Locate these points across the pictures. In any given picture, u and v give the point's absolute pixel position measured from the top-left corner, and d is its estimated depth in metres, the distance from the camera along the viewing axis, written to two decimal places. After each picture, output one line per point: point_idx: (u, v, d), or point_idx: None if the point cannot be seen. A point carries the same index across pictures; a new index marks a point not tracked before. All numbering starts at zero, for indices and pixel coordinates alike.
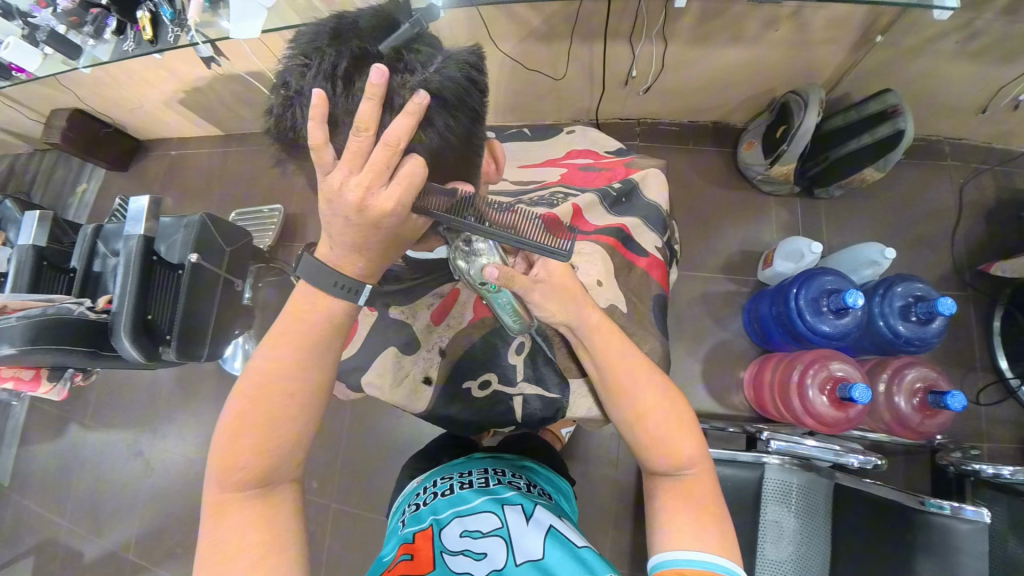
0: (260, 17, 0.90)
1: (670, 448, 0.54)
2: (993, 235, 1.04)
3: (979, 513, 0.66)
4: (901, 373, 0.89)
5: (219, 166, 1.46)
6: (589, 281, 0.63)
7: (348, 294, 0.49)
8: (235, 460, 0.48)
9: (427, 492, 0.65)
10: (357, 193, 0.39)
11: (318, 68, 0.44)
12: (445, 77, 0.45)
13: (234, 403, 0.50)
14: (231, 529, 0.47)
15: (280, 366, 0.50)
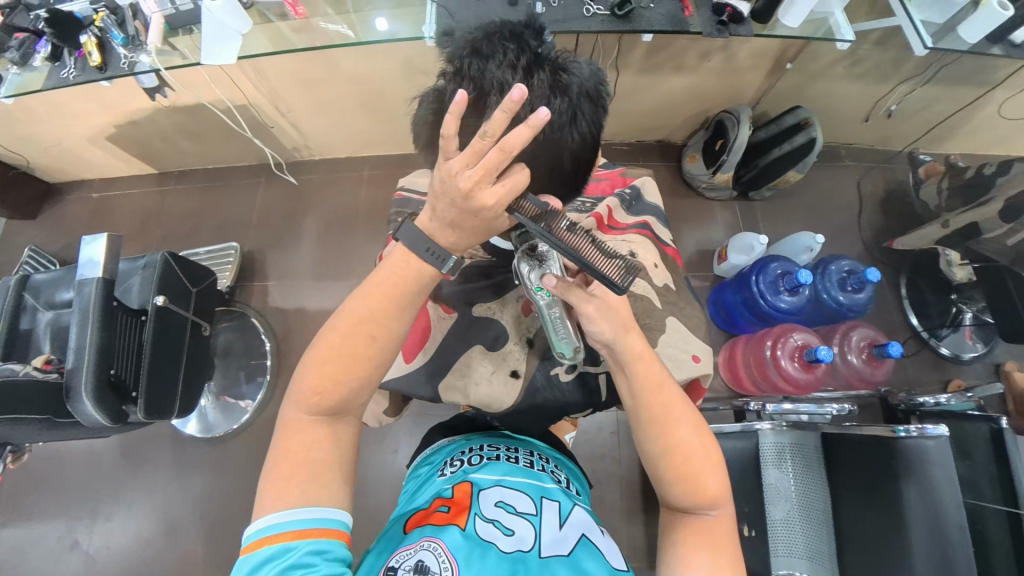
0: (238, 41, 0.91)
1: (699, 487, 0.52)
2: (884, 220, 1.29)
3: (939, 430, 0.81)
4: (848, 335, 1.07)
5: (156, 207, 1.33)
6: (647, 264, 0.69)
7: (436, 261, 0.54)
8: (317, 387, 0.51)
9: (474, 451, 0.65)
10: (468, 183, 0.45)
11: (496, 60, 0.50)
12: (592, 74, 0.54)
13: (323, 336, 0.53)
14: (298, 447, 0.50)
15: (369, 310, 0.53)
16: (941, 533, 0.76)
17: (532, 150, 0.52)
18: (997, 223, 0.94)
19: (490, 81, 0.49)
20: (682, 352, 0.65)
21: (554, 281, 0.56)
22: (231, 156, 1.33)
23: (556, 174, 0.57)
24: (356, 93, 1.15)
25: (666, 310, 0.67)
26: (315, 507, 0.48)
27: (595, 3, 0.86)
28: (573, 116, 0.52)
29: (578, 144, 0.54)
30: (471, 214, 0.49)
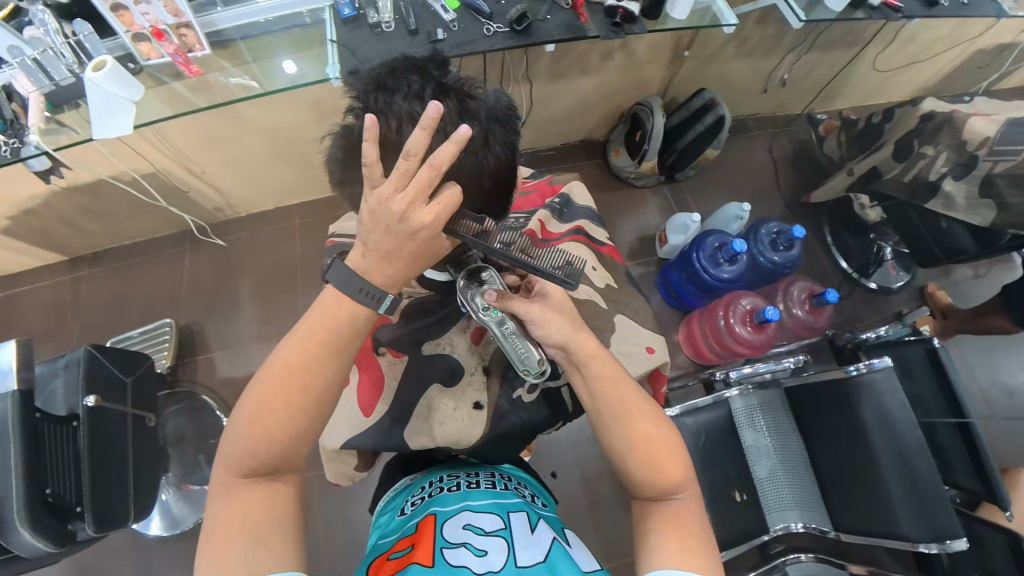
0: (131, 111, 0.85)
1: (662, 470, 0.52)
2: (798, 179, 1.39)
3: (884, 361, 0.86)
4: (789, 292, 1.15)
5: (69, 296, 1.22)
6: (589, 268, 0.70)
7: (372, 302, 0.52)
8: (251, 445, 0.49)
9: (433, 484, 0.64)
10: (403, 205, 0.44)
11: (401, 92, 0.51)
12: (494, 101, 0.57)
13: (253, 392, 0.51)
14: (236, 511, 0.47)
15: (298, 363, 0.51)
16: (905, 454, 0.82)
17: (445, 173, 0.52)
18: (892, 164, 1.04)
19: (398, 111, 0.50)
20: (633, 346, 0.65)
21: (497, 297, 0.56)
22: (146, 228, 1.25)
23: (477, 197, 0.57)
24: (271, 143, 1.11)
25: (621, 307, 0.68)
26: (266, 568, 0.44)
27: (493, 21, 0.88)
28: (481, 134, 0.53)
29: (491, 162, 0.55)
30: (405, 239, 0.47)
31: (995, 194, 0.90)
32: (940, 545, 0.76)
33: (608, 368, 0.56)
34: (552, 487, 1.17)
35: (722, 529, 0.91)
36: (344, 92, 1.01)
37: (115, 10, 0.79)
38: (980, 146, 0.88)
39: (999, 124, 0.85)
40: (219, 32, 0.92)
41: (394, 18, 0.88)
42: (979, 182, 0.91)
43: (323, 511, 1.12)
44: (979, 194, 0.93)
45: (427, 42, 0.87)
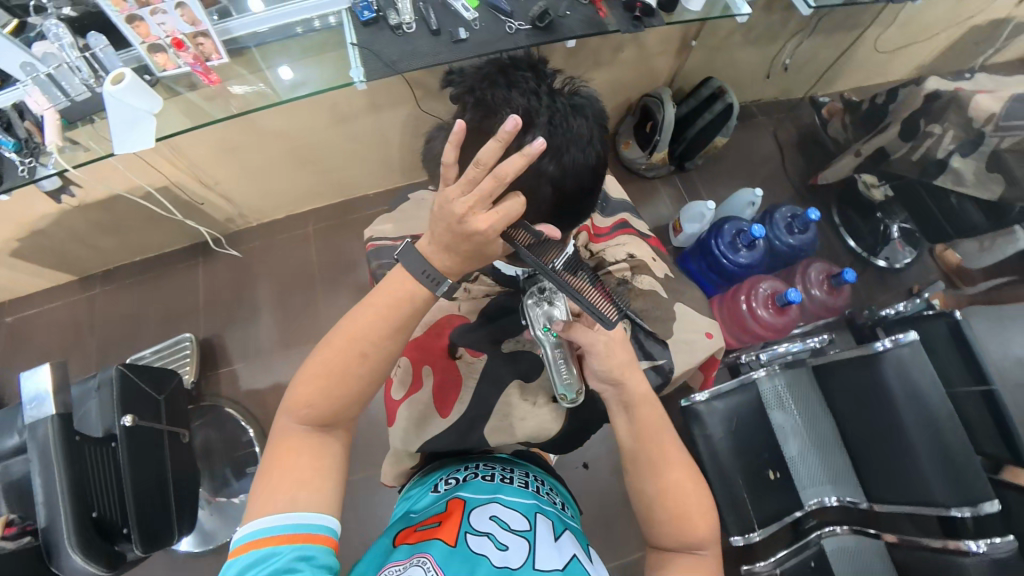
0: (152, 123, 0.83)
1: (691, 525, 0.52)
2: (805, 163, 1.42)
3: (911, 337, 0.89)
4: (807, 274, 1.18)
5: (82, 316, 1.20)
6: (647, 259, 0.72)
7: (432, 285, 0.52)
8: (312, 397, 0.51)
9: (469, 469, 0.66)
10: (463, 208, 0.44)
11: (517, 88, 0.53)
12: (597, 99, 0.58)
13: (317, 353, 0.52)
14: (289, 456, 0.49)
15: (363, 329, 0.51)
16: (937, 430, 0.84)
17: (557, 165, 0.53)
18: (900, 143, 1.08)
19: (515, 104, 0.52)
20: (694, 331, 0.67)
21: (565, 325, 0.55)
22: (158, 243, 1.22)
23: (575, 193, 0.58)
24: (285, 150, 1.10)
25: (673, 298, 0.69)
26: (308, 513, 0.46)
27: (514, 19, 0.89)
28: (589, 130, 0.55)
29: (594, 156, 0.57)
30: (462, 238, 0.47)
31: (1004, 169, 0.94)
32: (972, 509, 0.79)
33: (653, 410, 0.56)
34: (585, 479, 1.19)
35: (760, 508, 0.93)
36: (361, 95, 1.00)
37: (131, 22, 0.78)
38: (987, 123, 0.91)
39: (1004, 100, 0.87)
40: (235, 40, 0.90)
41: (414, 19, 0.88)
42: (986, 157, 0.94)
43: (358, 518, 1.11)
44: (988, 168, 0.96)
45: (450, 42, 0.87)
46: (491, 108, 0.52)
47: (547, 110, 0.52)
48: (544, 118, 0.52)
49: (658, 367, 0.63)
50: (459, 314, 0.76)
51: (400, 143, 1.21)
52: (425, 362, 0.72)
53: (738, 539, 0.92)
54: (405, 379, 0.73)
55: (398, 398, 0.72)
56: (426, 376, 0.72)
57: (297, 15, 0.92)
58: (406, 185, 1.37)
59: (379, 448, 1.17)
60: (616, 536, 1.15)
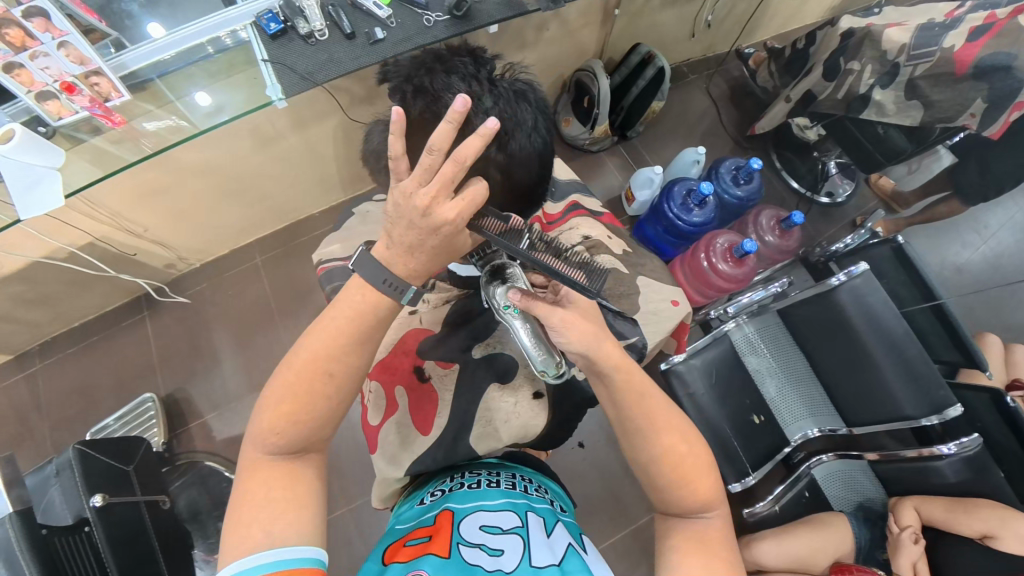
0: (57, 180, 0.76)
1: (697, 489, 0.52)
2: (738, 113, 1.46)
3: (861, 267, 0.92)
4: (758, 221, 1.22)
5: (26, 397, 1.10)
6: (603, 238, 0.72)
7: (395, 293, 0.50)
8: (279, 425, 0.48)
9: (454, 479, 0.64)
10: (425, 199, 0.43)
11: (457, 75, 0.52)
12: (539, 84, 0.58)
13: (275, 382, 0.49)
14: (260, 489, 0.46)
15: (323, 347, 0.49)
16: (895, 343, 0.89)
17: (504, 153, 0.51)
18: (824, 85, 1.11)
19: (456, 89, 0.51)
20: (660, 301, 0.68)
21: (520, 297, 0.54)
22: (95, 303, 1.13)
23: (523, 184, 0.56)
24: (213, 183, 1.03)
25: (636, 272, 0.70)
26: (288, 547, 0.44)
27: (431, 11, 0.85)
28: (535, 115, 0.54)
29: (544, 142, 0.56)
30: (428, 233, 0.46)
31: (920, 94, 0.98)
32: (938, 416, 0.86)
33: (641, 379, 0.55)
34: (583, 457, 1.21)
35: (750, 452, 0.99)
36: (283, 112, 0.94)
37: (10, 72, 0.69)
38: (899, 54, 0.96)
39: (912, 31, 0.93)
40: (133, 74, 0.82)
41: (326, 25, 0.83)
42: (904, 88, 0.99)
43: (366, 542, 1.09)
44: (905, 97, 1.00)
45: (367, 45, 0.83)
46: (432, 96, 0.51)
47: (492, 95, 0.51)
48: (487, 103, 0.51)
49: (632, 345, 0.63)
50: (423, 327, 0.75)
51: (335, 156, 1.16)
52: (396, 383, 0.71)
53: (736, 484, 0.97)
54: (380, 403, 0.71)
55: (376, 424, 0.71)
56: (399, 397, 0.71)
57: (192, 40, 0.85)
58: (349, 198, 1.32)
59: (374, 469, 1.14)
60: (621, 505, 1.18)
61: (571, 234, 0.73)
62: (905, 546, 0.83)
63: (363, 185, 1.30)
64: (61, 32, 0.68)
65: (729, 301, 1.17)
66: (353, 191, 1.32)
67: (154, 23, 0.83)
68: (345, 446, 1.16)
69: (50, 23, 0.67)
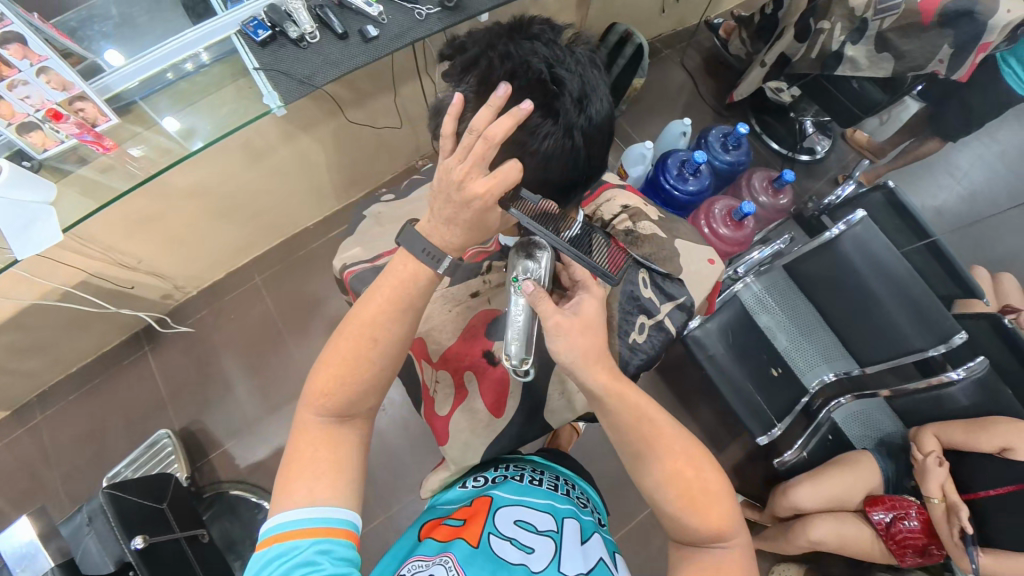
0: (54, 214, 0.73)
1: (708, 517, 0.47)
2: (716, 83, 1.50)
3: (859, 215, 0.95)
4: (750, 184, 1.26)
5: (30, 452, 1.04)
6: (640, 205, 0.74)
7: (432, 263, 0.49)
8: (328, 386, 0.47)
9: (499, 471, 0.67)
10: (460, 173, 0.43)
11: (541, 40, 0.50)
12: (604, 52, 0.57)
13: (332, 342, 0.49)
14: (306, 447, 0.46)
15: (374, 311, 0.49)
16: (902, 285, 0.93)
17: (585, 118, 0.50)
18: (797, 46, 1.15)
19: (543, 55, 0.48)
20: (697, 262, 0.70)
21: (531, 290, 0.53)
22: (92, 345, 1.08)
23: (590, 158, 0.55)
24: (209, 203, 1.00)
25: (671, 236, 0.71)
26: (327, 507, 0.43)
27: (421, 4, 0.84)
28: (605, 82, 0.54)
29: (609, 113, 0.55)
30: (460, 207, 0.46)
31: (890, 46, 1.03)
32: (945, 344, 0.91)
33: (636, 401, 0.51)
34: None
35: (774, 406, 1.03)
36: (277, 122, 0.91)
37: None
38: (867, 9, 1.00)
39: None
40: (118, 97, 0.78)
41: (316, 27, 0.81)
42: (874, 42, 1.04)
43: None
44: (877, 50, 1.05)
45: (362, 44, 0.82)
46: (519, 63, 0.48)
47: (572, 59, 0.50)
48: (571, 68, 0.50)
49: (680, 304, 0.67)
50: (490, 308, 0.73)
51: (328, 163, 1.13)
52: (463, 369, 0.70)
53: (764, 437, 1.01)
54: (448, 393, 0.71)
55: (445, 413, 0.70)
56: (469, 381, 0.70)
57: (166, 60, 0.81)
58: (343, 206, 1.30)
59: (408, 473, 1.14)
60: None
61: (609, 205, 0.74)
62: (931, 469, 0.89)
63: (356, 191, 1.28)
64: (39, 57, 0.65)
65: (736, 262, 1.17)
66: (347, 199, 1.29)
67: (113, 49, 0.79)
68: (374, 455, 1.14)
69: (27, 48, 0.64)
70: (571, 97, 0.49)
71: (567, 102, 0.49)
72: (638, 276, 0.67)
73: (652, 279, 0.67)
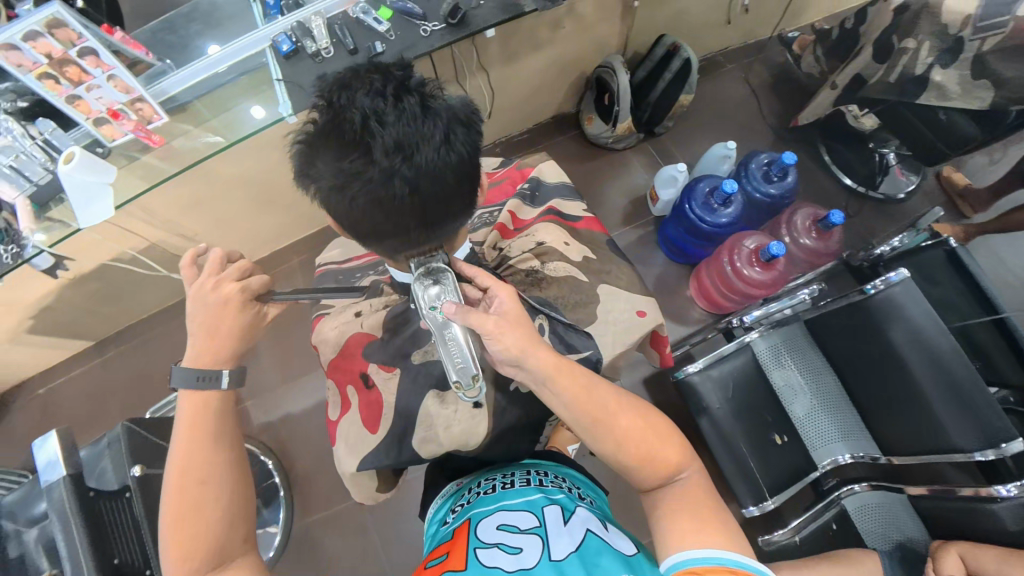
0: (108, 194, 0.86)
1: (659, 460, 0.53)
2: (782, 102, 1.35)
3: (901, 274, 0.83)
4: (793, 221, 1.11)
5: (103, 378, 1.29)
6: (559, 245, 0.72)
7: (210, 383, 0.57)
8: (188, 541, 0.51)
9: (472, 491, 0.64)
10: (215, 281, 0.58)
11: (364, 92, 0.48)
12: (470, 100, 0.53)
13: (165, 519, 0.53)
14: None
15: (188, 463, 0.54)
16: (942, 363, 0.79)
17: (411, 167, 0.47)
18: (875, 67, 0.97)
19: (358, 107, 0.47)
20: (620, 312, 0.68)
21: (451, 308, 0.51)
22: (157, 299, 1.29)
23: (447, 203, 0.52)
24: (250, 191, 1.14)
25: (595, 279, 0.70)
26: None
27: (428, 21, 0.88)
28: (448, 128, 0.49)
29: (459, 158, 0.50)
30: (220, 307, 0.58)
31: (988, 72, 0.84)
32: (996, 450, 0.73)
33: (574, 374, 0.54)
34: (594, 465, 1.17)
35: (770, 477, 0.88)
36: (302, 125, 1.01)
37: (71, 101, 0.80)
38: (963, 26, 0.82)
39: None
40: (171, 99, 0.90)
41: (331, 43, 0.88)
42: (970, 65, 0.85)
43: (379, 529, 1.15)
44: (973, 76, 0.86)
45: (368, 58, 0.87)
46: (337, 117, 0.47)
47: (395, 110, 0.47)
48: (393, 118, 0.47)
49: (583, 357, 0.63)
50: (365, 331, 0.71)
51: None
52: (347, 383, 0.70)
53: (752, 510, 0.87)
54: (338, 401, 0.72)
55: (335, 417, 0.71)
56: (351, 396, 0.69)
57: (237, 57, 0.92)
58: None
59: None
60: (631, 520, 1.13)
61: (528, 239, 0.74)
62: None
63: None
64: (108, 66, 0.77)
65: (743, 311, 1.05)
66: None
67: (215, 44, 0.94)
68: None
69: (99, 59, 0.76)
70: (384, 147, 0.46)
71: (379, 154, 0.46)
72: (534, 321, 0.64)
73: (553, 326, 0.64)
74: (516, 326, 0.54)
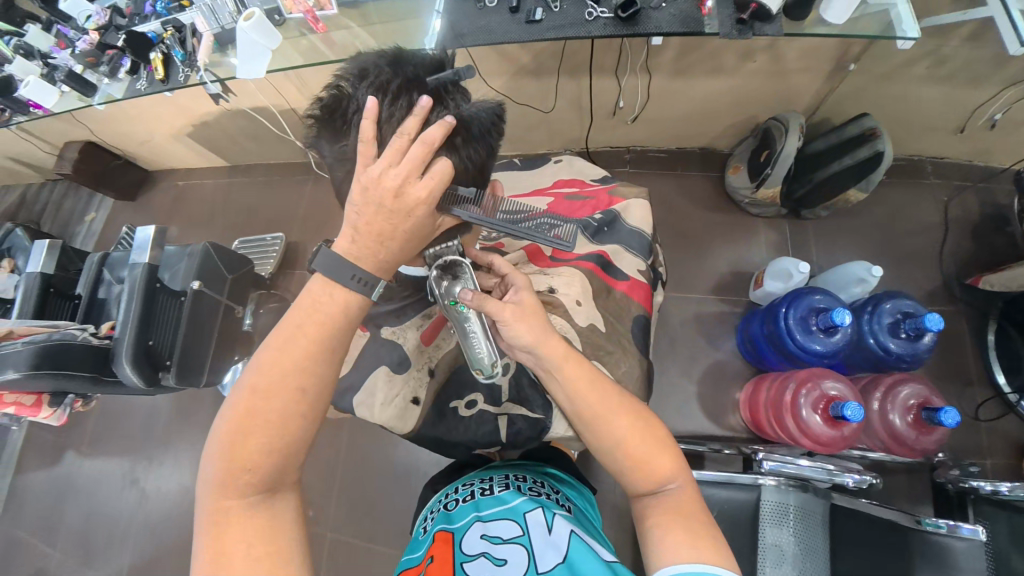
0: (266, 58, 0.95)
1: (651, 467, 0.52)
2: (975, 251, 1.09)
3: (975, 531, 0.69)
4: (894, 390, 0.90)
5: (222, 196, 1.52)
6: (569, 302, 0.67)
7: (364, 287, 0.50)
8: (240, 459, 0.47)
9: (451, 497, 0.64)
10: (396, 181, 0.45)
11: (371, 82, 0.53)
12: (478, 112, 0.55)
13: (222, 422, 0.48)
14: (233, 530, 0.45)
15: (277, 375, 0.48)
16: None
17: None
18: None
19: (357, 98, 0.53)
20: None
21: (472, 297, 0.55)
22: (285, 155, 1.46)
23: None
24: None
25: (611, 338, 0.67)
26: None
27: (599, 5, 0.81)
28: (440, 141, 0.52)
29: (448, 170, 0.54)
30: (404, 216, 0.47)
31: None
32: None
33: (584, 370, 0.55)
34: None
35: None
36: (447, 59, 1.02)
37: None
38: None
39: None
40: None
41: None
42: None
43: (351, 433, 1.24)
44: None
45: (524, 22, 0.84)
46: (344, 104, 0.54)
47: (388, 108, 0.51)
48: (387, 120, 0.51)
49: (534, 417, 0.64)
50: None
51: None
52: None
53: None
54: None
55: None
56: None
57: None
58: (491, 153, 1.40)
59: None
60: None
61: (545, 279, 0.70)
62: None
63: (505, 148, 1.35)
64: None
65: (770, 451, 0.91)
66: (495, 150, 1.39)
67: None
68: None
69: None
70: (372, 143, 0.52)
71: None
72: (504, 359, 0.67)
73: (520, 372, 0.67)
74: (524, 314, 0.55)
